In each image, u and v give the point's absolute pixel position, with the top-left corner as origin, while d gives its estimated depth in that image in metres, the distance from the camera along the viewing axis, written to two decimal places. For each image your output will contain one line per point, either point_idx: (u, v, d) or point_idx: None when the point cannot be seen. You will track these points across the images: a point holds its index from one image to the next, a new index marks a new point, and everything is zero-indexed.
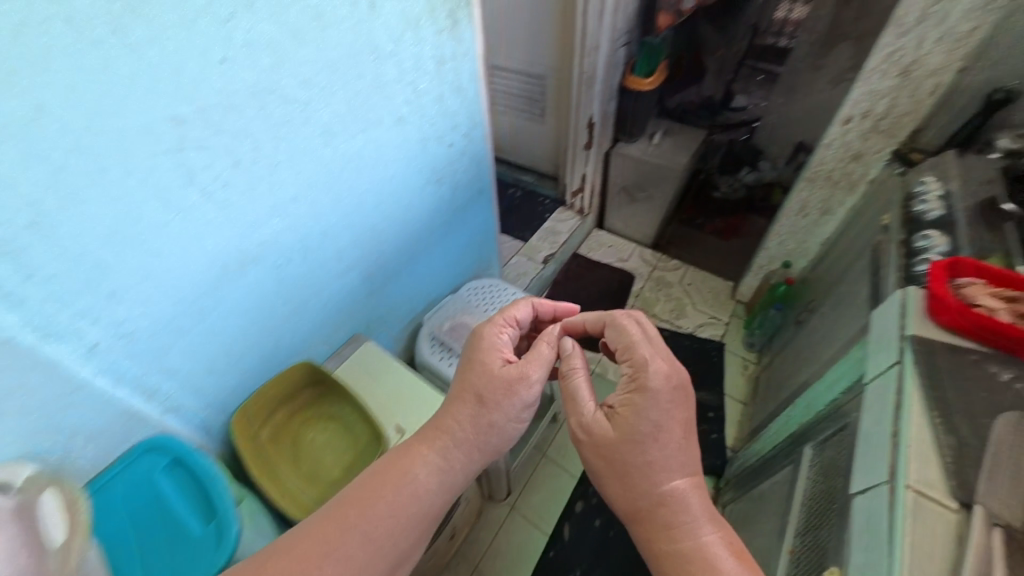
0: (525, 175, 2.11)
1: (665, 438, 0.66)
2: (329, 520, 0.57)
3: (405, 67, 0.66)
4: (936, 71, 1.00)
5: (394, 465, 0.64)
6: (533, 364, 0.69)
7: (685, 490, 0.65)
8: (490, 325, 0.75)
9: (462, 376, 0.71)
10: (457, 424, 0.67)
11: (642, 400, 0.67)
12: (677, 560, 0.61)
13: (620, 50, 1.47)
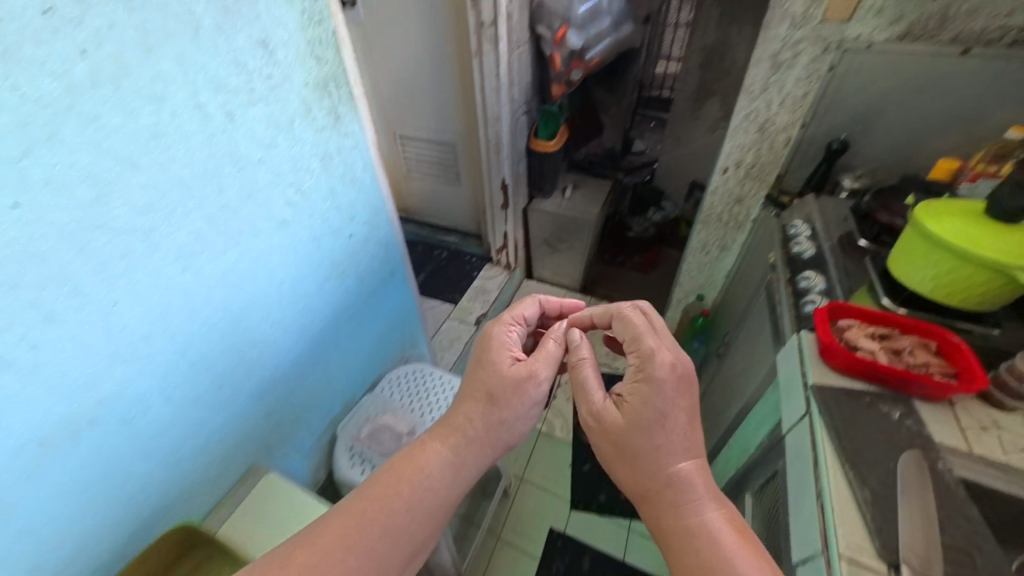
0: (450, 236, 2.11)
1: (672, 422, 0.70)
2: (348, 515, 0.63)
3: (280, 171, 0.62)
4: (785, 128, 1.15)
5: (408, 459, 0.71)
6: (540, 362, 0.78)
7: (693, 471, 0.69)
8: (498, 326, 0.85)
9: (474, 377, 0.80)
10: (471, 419, 0.76)
11: (649, 391, 0.72)
12: (684, 537, 0.65)
13: (522, 117, 1.54)
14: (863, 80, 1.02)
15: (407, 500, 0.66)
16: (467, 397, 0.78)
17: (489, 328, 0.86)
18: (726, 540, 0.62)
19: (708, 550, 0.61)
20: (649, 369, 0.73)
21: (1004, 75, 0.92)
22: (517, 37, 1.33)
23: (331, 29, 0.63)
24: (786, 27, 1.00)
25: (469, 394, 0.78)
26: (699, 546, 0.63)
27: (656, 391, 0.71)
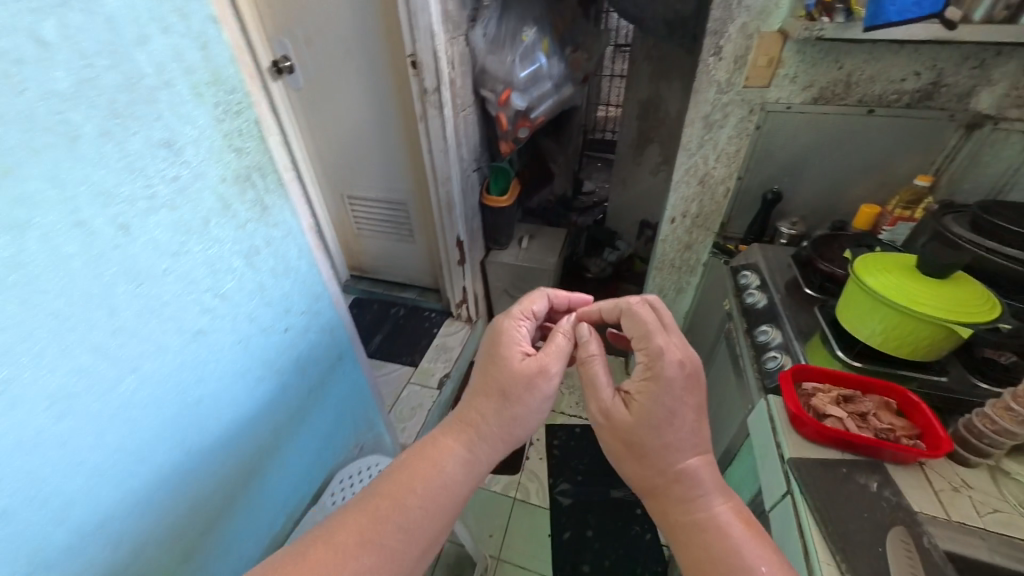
0: (407, 292, 2.04)
1: (679, 420, 0.67)
2: (362, 513, 0.60)
3: (194, 277, 0.54)
4: (724, 179, 1.21)
5: (423, 452, 0.68)
6: (550, 358, 0.74)
7: (700, 467, 0.66)
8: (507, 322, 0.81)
9: (482, 373, 0.76)
10: (482, 416, 0.72)
11: (655, 391, 0.68)
12: (693, 531, 0.63)
13: (473, 175, 1.54)
14: (787, 138, 1.09)
15: (423, 496, 0.63)
16: (475, 395, 0.75)
17: (497, 322, 0.82)
18: (735, 536, 0.60)
19: (717, 549, 0.59)
20: (656, 368, 0.68)
21: (907, 131, 1.01)
22: (462, 100, 1.34)
23: (252, 120, 0.58)
24: (713, 93, 1.06)
25: (479, 391, 0.74)
26: (710, 541, 0.61)
27: (660, 392, 0.68)
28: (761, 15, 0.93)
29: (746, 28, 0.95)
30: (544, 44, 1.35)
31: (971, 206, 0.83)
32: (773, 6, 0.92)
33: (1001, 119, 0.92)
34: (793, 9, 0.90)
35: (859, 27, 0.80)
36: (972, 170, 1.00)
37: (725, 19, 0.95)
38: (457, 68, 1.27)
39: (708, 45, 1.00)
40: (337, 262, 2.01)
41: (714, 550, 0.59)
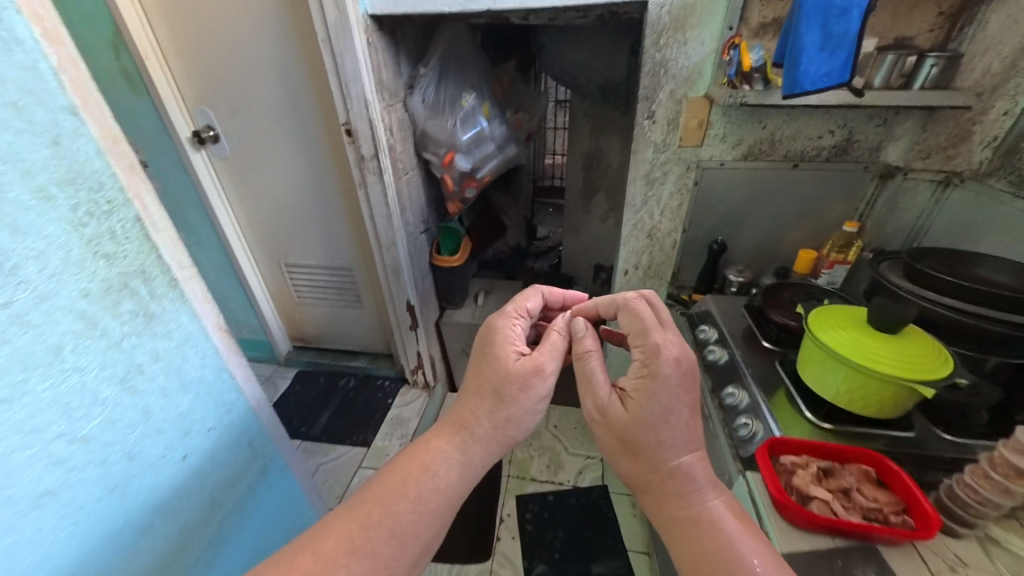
0: (357, 360, 1.90)
1: (674, 419, 0.65)
2: (352, 519, 0.61)
3: (34, 424, 0.42)
4: (670, 232, 1.22)
5: (414, 454, 0.69)
6: (545, 356, 0.76)
7: (694, 464, 0.64)
8: (504, 324, 0.83)
9: (479, 372, 0.78)
10: (478, 415, 0.73)
11: (651, 389, 0.67)
12: (687, 525, 0.61)
13: (421, 237, 1.48)
14: (725, 191, 1.13)
15: (413, 498, 0.64)
16: (470, 395, 0.76)
17: (492, 321, 0.86)
18: (730, 530, 0.58)
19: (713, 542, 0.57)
20: (653, 366, 0.68)
21: (830, 182, 1.07)
22: (404, 164, 1.30)
23: (128, 219, 0.48)
24: (651, 152, 1.09)
25: (475, 391, 0.76)
26: (701, 535, 0.59)
27: (656, 390, 0.67)
28: (686, 82, 0.97)
29: (675, 94, 0.99)
30: (484, 108, 1.36)
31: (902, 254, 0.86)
32: (696, 74, 0.96)
33: (909, 170, 0.99)
34: (715, 77, 0.95)
35: (778, 94, 0.85)
36: (892, 216, 1.06)
37: (654, 86, 0.99)
38: (397, 134, 1.24)
39: (640, 109, 1.03)
40: (277, 333, 1.84)
41: (709, 545, 0.57)
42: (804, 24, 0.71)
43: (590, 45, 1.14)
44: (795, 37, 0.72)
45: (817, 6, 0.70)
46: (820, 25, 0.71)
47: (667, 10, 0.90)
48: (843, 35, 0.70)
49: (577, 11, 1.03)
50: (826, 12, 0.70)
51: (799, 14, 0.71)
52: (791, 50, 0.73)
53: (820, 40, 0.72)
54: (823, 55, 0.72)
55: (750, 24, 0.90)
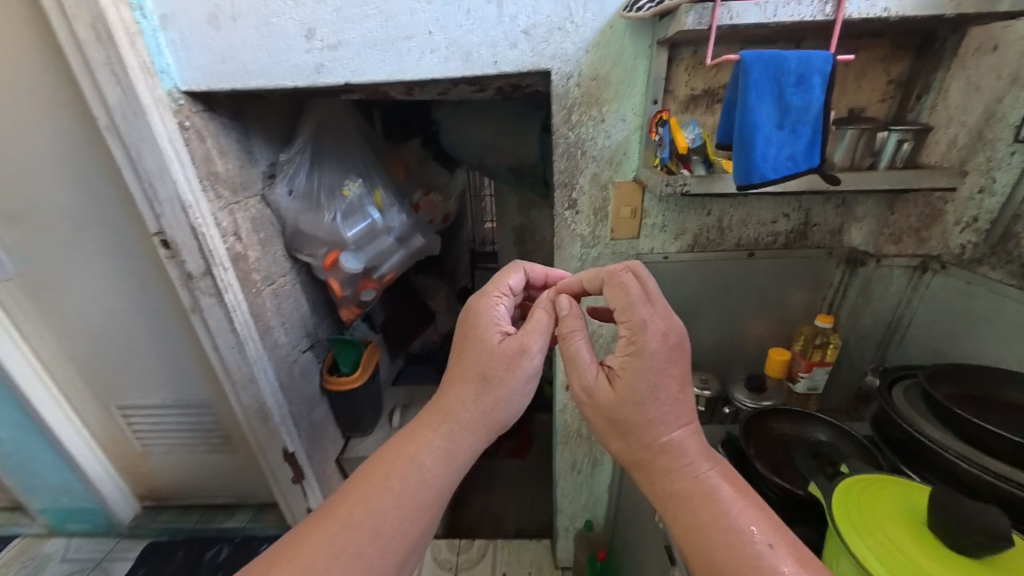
0: (235, 516, 1.42)
1: (664, 395, 0.58)
2: (336, 519, 0.55)
3: None
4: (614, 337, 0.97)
5: (398, 444, 0.62)
6: (530, 334, 0.66)
7: (683, 444, 0.57)
8: (489, 304, 0.71)
9: (464, 351, 0.68)
10: (461, 402, 0.64)
11: (640, 365, 0.58)
12: (679, 501, 0.54)
13: (300, 357, 1.13)
14: (672, 287, 0.91)
15: (400, 496, 0.57)
16: (453, 381, 0.67)
17: (472, 301, 0.74)
18: (725, 505, 0.52)
19: (709, 521, 0.51)
20: (641, 343, 0.58)
21: (794, 269, 0.88)
22: (266, 272, 0.97)
23: None
24: (579, 246, 0.86)
25: (459, 372, 0.67)
26: (698, 509, 0.53)
27: (644, 368, 0.58)
28: (610, 164, 0.77)
29: (597, 178, 0.79)
30: (375, 194, 1.10)
31: (919, 371, 0.66)
32: (621, 155, 0.76)
33: (882, 256, 0.81)
34: (645, 159, 0.74)
35: (725, 179, 0.64)
36: (869, 307, 0.87)
37: (571, 170, 0.78)
38: (252, 236, 0.93)
39: (556, 197, 0.81)
40: (110, 494, 1.33)
41: (703, 523, 0.51)
42: (752, 97, 0.51)
43: (493, 122, 0.92)
44: (741, 114, 0.52)
45: (768, 70, 0.50)
46: (773, 97, 0.51)
47: (574, 82, 0.71)
48: (805, 108, 0.52)
49: (468, 83, 0.82)
50: (778, 79, 0.51)
51: (741, 84, 0.51)
52: (739, 131, 0.53)
53: (777, 115, 0.52)
54: (783, 134, 0.53)
55: (678, 95, 0.71)
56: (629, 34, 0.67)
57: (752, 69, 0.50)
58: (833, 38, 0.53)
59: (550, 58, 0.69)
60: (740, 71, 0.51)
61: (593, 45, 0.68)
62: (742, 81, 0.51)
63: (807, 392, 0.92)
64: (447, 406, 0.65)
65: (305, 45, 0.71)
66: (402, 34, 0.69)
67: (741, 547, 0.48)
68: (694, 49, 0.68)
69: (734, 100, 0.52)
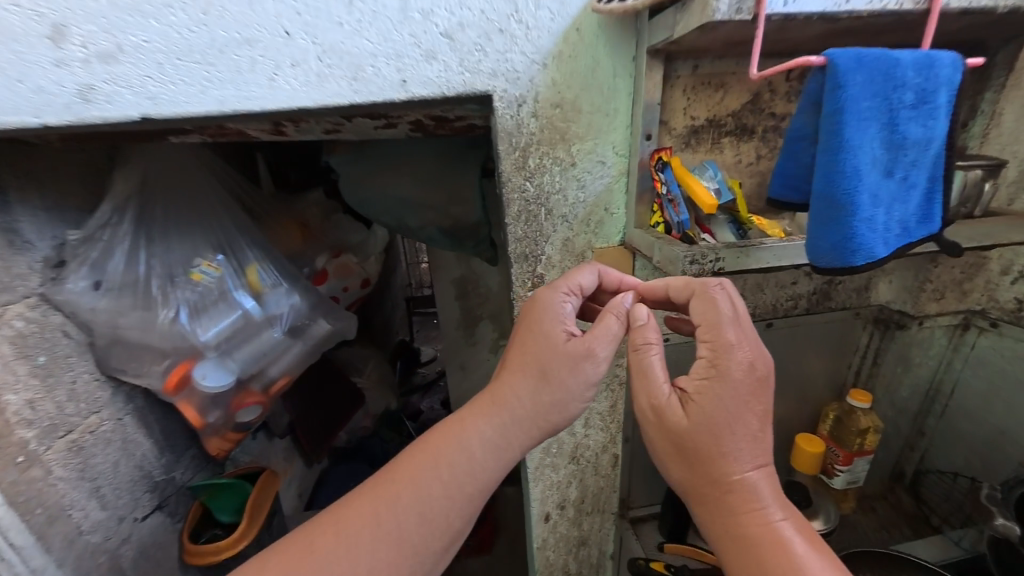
0: None
1: (744, 423, 0.41)
2: (381, 493, 0.46)
3: None
4: (604, 447, 0.71)
5: (449, 425, 0.49)
6: (599, 338, 0.46)
7: (761, 481, 0.42)
8: (552, 289, 0.50)
9: (520, 342, 0.49)
10: (518, 397, 0.48)
11: (720, 391, 0.41)
12: (741, 545, 0.40)
13: (137, 529, 0.73)
14: (673, 372, 0.68)
15: (446, 485, 0.47)
16: (507, 372, 0.49)
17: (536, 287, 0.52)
18: (799, 555, 0.38)
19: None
20: (718, 364, 0.42)
21: (817, 337, 0.69)
22: (50, 420, 0.59)
23: None
24: None
25: (516, 363, 0.48)
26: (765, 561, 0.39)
27: (724, 393, 0.41)
28: (587, 224, 0.54)
29: (571, 245, 0.55)
30: (250, 269, 0.76)
31: None
32: (601, 211, 0.54)
33: (924, 316, 0.65)
34: (640, 216, 0.52)
35: (766, 249, 0.43)
36: (906, 376, 0.70)
37: (534, 237, 0.53)
38: (13, 368, 0.56)
39: (513, 275, 0.55)
40: None
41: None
42: (851, 126, 0.30)
43: (411, 169, 0.65)
44: (832, 155, 0.31)
45: (873, 82, 0.30)
46: (880, 127, 0.31)
47: (527, 113, 0.47)
48: (920, 144, 0.32)
49: (368, 113, 0.54)
50: (886, 96, 0.30)
51: (830, 105, 0.30)
52: (830, 182, 0.31)
53: (883, 155, 0.31)
54: (892, 185, 0.32)
55: (675, 128, 0.50)
56: (602, 43, 0.45)
57: (852, 79, 0.29)
58: (930, 37, 0.34)
59: (488, 78, 0.45)
60: (829, 83, 0.30)
61: (553, 57, 0.45)
62: (834, 99, 0.30)
63: (847, 486, 0.73)
64: (494, 401, 0.49)
65: (51, 54, 0.40)
66: (233, 36, 0.41)
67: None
68: (694, 63, 0.47)
69: (819, 131, 0.31)
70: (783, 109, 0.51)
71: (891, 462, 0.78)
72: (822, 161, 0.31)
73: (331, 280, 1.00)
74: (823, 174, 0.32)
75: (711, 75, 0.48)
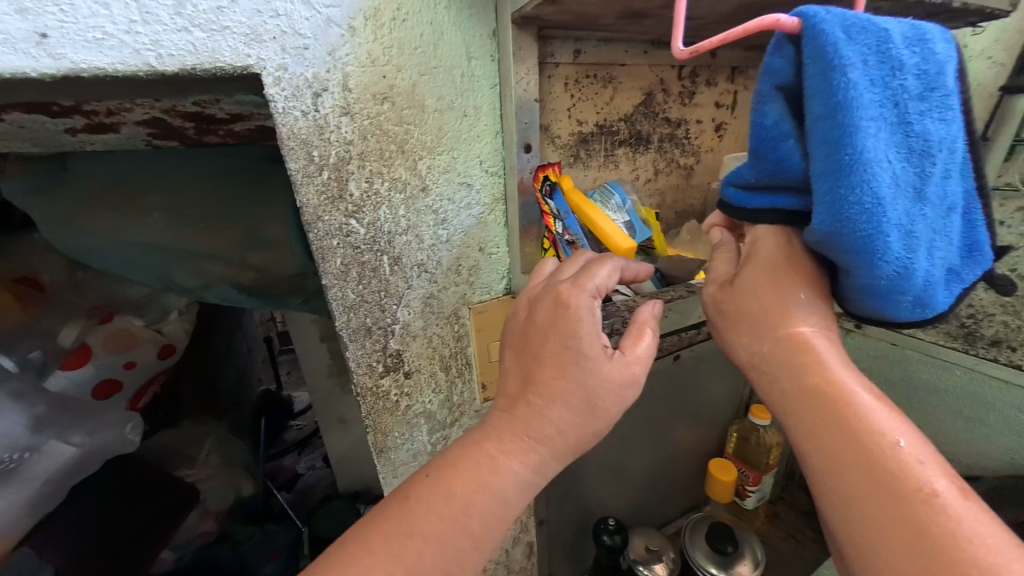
0: None
1: (802, 274, 0.29)
2: (394, 546, 0.28)
3: None
4: (515, 540, 0.55)
5: (474, 455, 0.30)
6: (637, 361, 0.31)
7: (823, 336, 0.28)
8: (567, 288, 0.31)
9: (546, 358, 0.30)
10: (559, 433, 0.30)
11: (768, 266, 0.29)
12: (809, 409, 0.27)
13: None
14: None
15: (480, 541, 0.29)
16: (534, 391, 0.30)
17: (536, 288, 0.33)
18: (873, 414, 0.25)
19: (842, 452, 0.25)
20: (759, 235, 0.30)
21: (720, 360, 0.64)
22: None
23: None
24: (424, 435, 0.42)
25: (547, 390, 0.30)
26: (830, 424, 0.26)
27: (765, 269, 0.29)
28: (456, 273, 0.37)
29: (436, 303, 0.37)
30: None
31: None
32: (474, 252, 0.38)
33: None
34: (527, 259, 0.39)
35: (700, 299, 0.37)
36: None
37: (376, 300, 0.34)
38: None
39: (350, 360, 0.35)
40: None
41: (833, 440, 0.26)
42: (861, 128, 0.22)
43: (172, 199, 0.40)
44: (842, 164, 0.23)
45: (875, 69, 0.23)
46: (891, 128, 0.23)
47: (333, 109, 0.28)
48: (943, 148, 0.25)
49: (31, 104, 0.29)
50: (887, 87, 0.23)
51: (830, 95, 0.22)
52: (847, 210, 0.23)
53: (903, 167, 0.24)
54: (924, 207, 0.25)
55: (559, 136, 0.37)
56: (444, 5, 0.30)
57: (848, 59, 0.22)
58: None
59: (244, 41, 0.25)
60: (818, 63, 0.22)
61: (365, 18, 0.27)
62: (829, 91, 0.22)
63: (758, 504, 0.72)
64: (518, 416, 0.30)
65: None
66: None
67: (896, 487, 0.24)
68: (577, 47, 0.35)
69: (815, 137, 0.23)
70: (677, 114, 0.43)
71: (785, 465, 0.78)
72: (826, 172, 0.23)
73: (104, 358, 0.55)
74: (830, 199, 0.23)
75: (596, 66, 0.37)
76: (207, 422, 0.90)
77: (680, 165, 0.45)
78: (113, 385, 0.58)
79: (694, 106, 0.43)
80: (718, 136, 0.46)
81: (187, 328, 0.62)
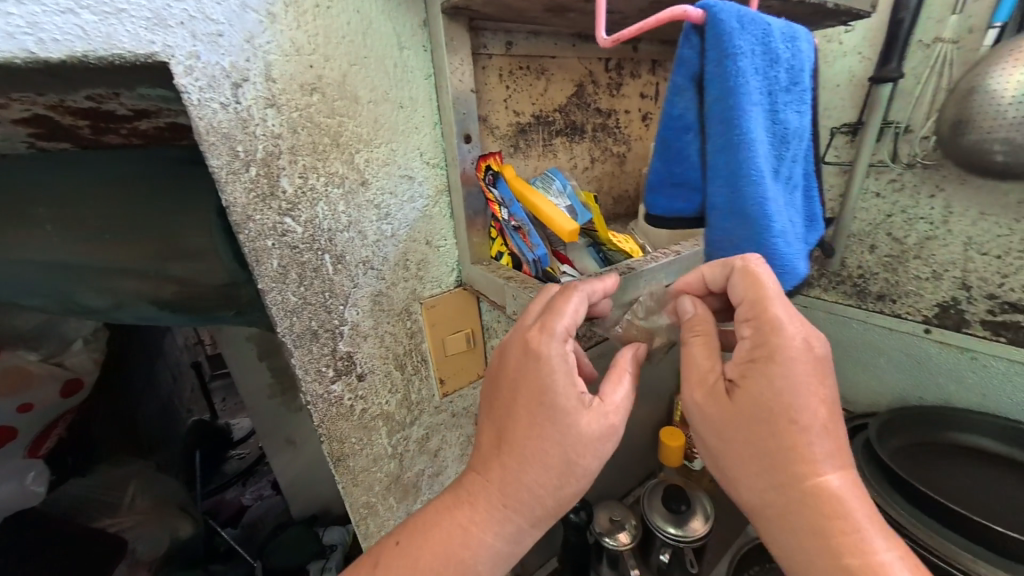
0: None
1: (815, 403, 0.27)
2: None
3: None
4: None
5: (447, 526, 0.31)
6: (611, 408, 0.30)
7: (847, 488, 0.27)
8: (539, 338, 0.30)
9: (519, 422, 0.30)
10: (537, 493, 0.30)
11: (775, 373, 0.27)
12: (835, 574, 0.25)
13: None
14: None
15: None
16: (508, 453, 0.30)
17: (507, 349, 0.31)
18: None
19: None
20: (760, 330, 0.28)
21: None
22: None
23: None
24: (384, 438, 0.41)
25: (521, 450, 0.29)
26: None
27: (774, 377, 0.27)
28: (405, 268, 0.37)
29: (386, 301, 0.37)
30: None
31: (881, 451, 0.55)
32: (422, 246, 0.37)
33: None
34: (476, 249, 0.39)
35: (646, 277, 0.38)
36: None
37: (321, 302, 0.33)
38: None
39: (298, 368, 0.34)
40: None
41: None
42: (747, 112, 0.25)
43: (68, 210, 0.35)
44: (735, 144, 0.26)
45: (755, 61, 0.26)
46: (767, 111, 0.27)
47: (256, 101, 0.26)
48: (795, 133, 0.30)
49: None
50: (762, 76, 0.26)
51: (723, 81, 0.25)
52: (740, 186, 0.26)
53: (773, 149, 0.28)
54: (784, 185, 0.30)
55: (498, 126, 0.38)
56: None
57: (740, 46, 0.24)
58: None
59: (145, 26, 0.22)
60: (715, 50, 0.24)
61: (284, 3, 0.26)
62: (724, 76, 0.25)
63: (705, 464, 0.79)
64: (493, 481, 0.30)
65: None
66: None
67: None
68: (508, 39, 0.36)
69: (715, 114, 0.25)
70: (607, 104, 0.45)
71: None
72: (722, 154, 0.26)
73: None
74: (728, 175, 0.27)
75: (528, 57, 0.38)
76: (129, 462, 0.80)
77: (613, 153, 0.48)
78: (7, 432, 0.50)
79: (622, 97, 0.46)
80: (645, 124, 0.49)
81: (96, 359, 0.56)
